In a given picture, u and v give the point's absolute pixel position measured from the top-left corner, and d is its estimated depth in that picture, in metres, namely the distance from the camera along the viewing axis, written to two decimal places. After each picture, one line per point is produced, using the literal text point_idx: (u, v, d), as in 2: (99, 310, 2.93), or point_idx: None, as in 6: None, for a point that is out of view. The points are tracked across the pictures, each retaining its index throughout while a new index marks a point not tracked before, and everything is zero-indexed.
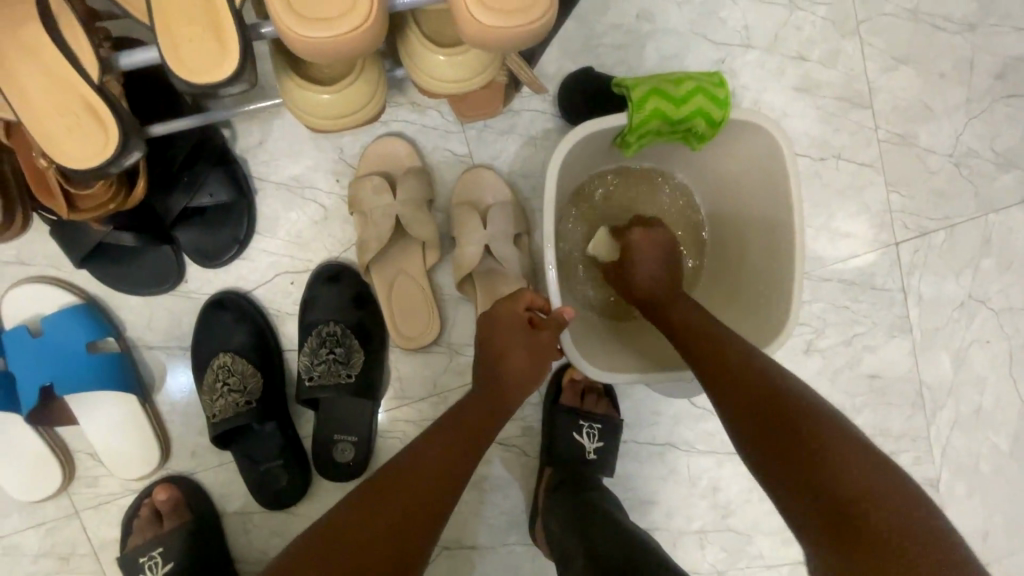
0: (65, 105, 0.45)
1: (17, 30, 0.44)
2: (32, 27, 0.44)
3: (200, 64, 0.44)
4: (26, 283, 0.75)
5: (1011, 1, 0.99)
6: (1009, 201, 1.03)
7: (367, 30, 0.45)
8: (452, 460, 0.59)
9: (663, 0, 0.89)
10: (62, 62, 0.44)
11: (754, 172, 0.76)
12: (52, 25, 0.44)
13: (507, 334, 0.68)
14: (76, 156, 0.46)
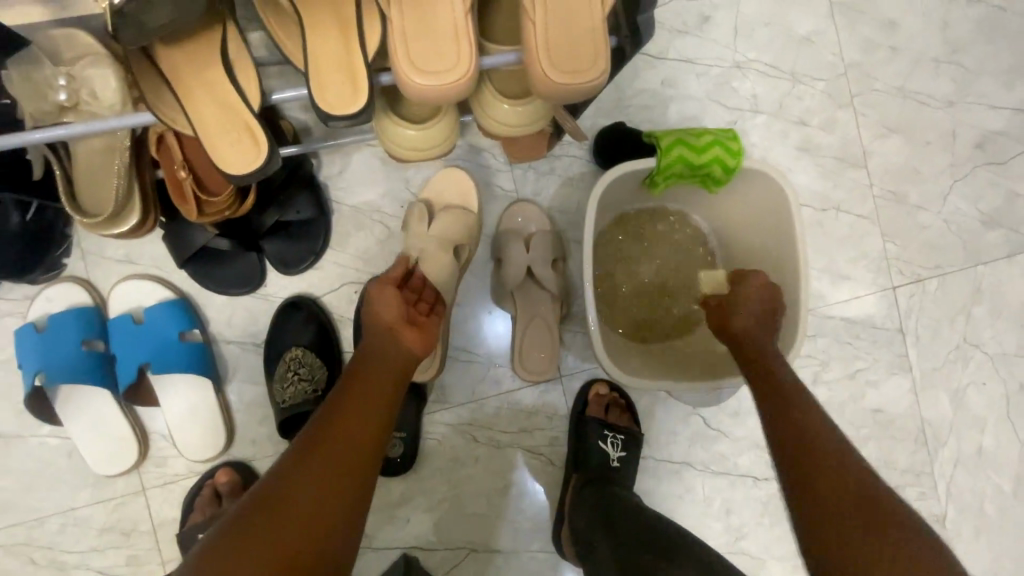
0: (231, 127, 0.58)
1: (204, 71, 0.58)
2: (215, 70, 0.58)
3: (337, 101, 0.58)
4: (133, 278, 0.87)
5: (987, 81, 1.13)
6: (995, 256, 1.14)
7: (462, 83, 0.59)
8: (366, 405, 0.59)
9: (684, 71, 1.04)
10: (233, 93, 0.58)
11: (763, 213, 0.89)
12: (229, 68, 0.59)
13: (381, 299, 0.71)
14: (234, 165, 0.58)
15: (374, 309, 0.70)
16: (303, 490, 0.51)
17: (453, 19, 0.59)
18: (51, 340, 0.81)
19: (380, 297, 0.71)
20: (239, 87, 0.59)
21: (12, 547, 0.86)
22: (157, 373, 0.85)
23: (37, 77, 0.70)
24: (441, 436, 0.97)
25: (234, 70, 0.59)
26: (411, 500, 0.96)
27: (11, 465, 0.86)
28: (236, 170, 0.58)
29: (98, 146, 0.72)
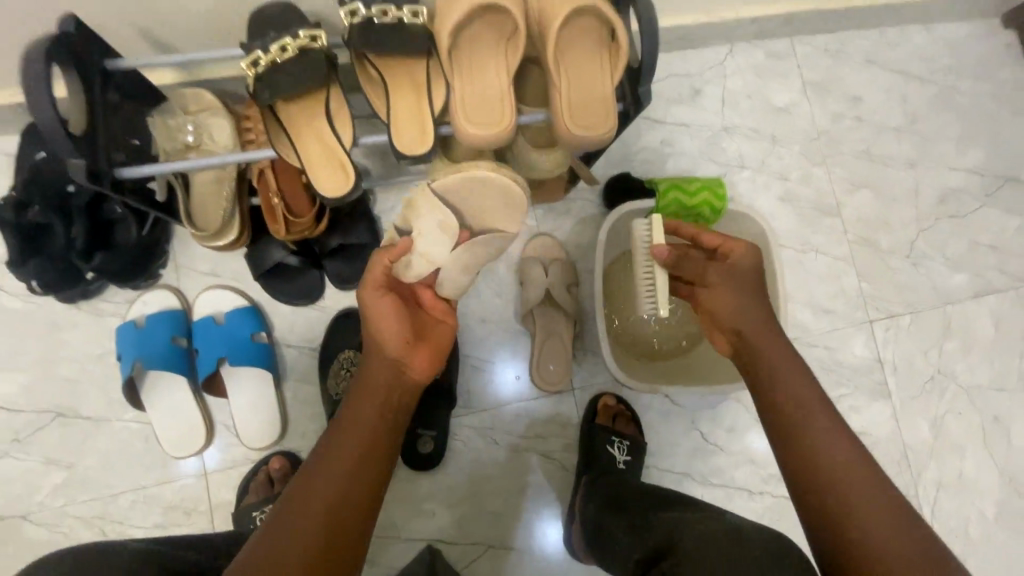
0: (330, 162, 0.77)
1: (312, 120, 0.77)
2: (320, 120, 0.77)
3: (409, 145, 0.78)
4: (216, 287, 1.03)
5: (945, 146, 1.31)
6: (962, 296, 1.28)
7: (502, 135, 0.77)
8: (371, 442, 0.62)
9: (680, 132, 1.24)
10: (332, 137, 0.77)
11: (745, 248, 1.06)
12: (330, 118, 0.77)
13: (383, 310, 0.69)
14: (327, 189, 0.76)
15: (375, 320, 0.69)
16: (313, 510, 0.56)
17: (500, 88, 0.78)
18: (147, 335, 0.97)
19: (384, 311, 0.69)
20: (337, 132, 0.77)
21: (88, 520, 0.98)
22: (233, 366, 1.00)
23: (172, 124, 0.89)
24: (466, 438, 1.09)
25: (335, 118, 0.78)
26: (437, 496, 1.07)
27: (95, 446, 0.99)
28: (329, 192, 0.76)
29: (212, 177, 0.92)
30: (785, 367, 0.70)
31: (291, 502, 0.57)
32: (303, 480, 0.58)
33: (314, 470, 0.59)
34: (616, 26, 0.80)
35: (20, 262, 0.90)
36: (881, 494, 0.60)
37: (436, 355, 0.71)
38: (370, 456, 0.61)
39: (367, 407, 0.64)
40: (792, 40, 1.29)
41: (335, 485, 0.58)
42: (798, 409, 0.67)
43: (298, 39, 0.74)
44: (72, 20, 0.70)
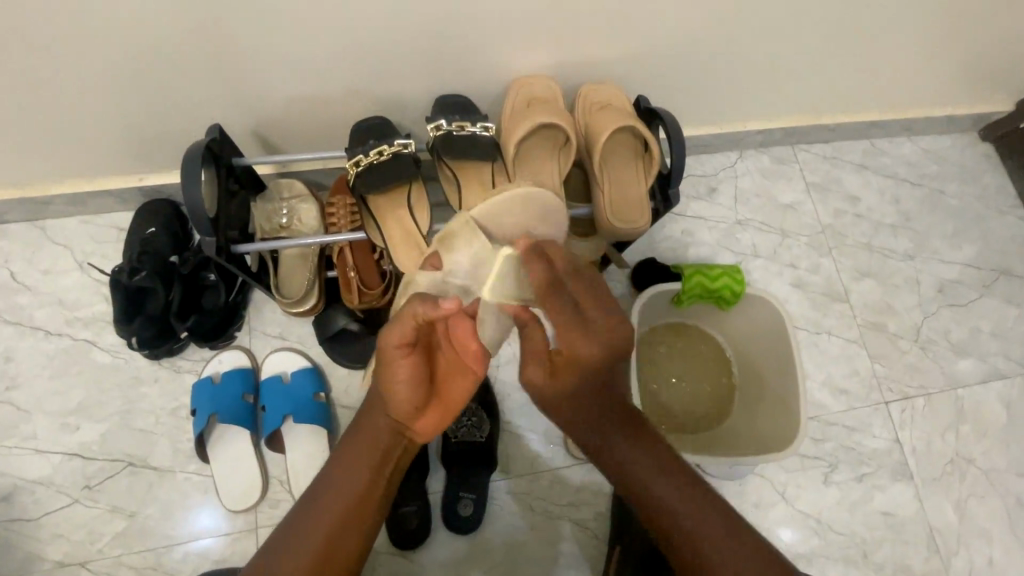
0: (408, 241, 0.99)
1: (395, 208, 0.99)
2: (401, 209, 0.99)
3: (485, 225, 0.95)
4: (284, 349, 1.14)
5: (939, 241, 1.45)
6: (971, 380, 1.35)
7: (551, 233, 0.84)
8: (354, 500, 0.75)
9: (698, 224, 1.39)
10: (412, 222, 0.99)
11: (767, 328, 1.16)
12: (411, 207, 0.99)
13: (398, 363, 0.72)
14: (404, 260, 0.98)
15: (387, 372, 0.73)
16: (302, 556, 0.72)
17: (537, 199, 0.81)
18: (221, 391, 1.07)
19: (398, 372, 0.72)
20: (415, 218, 1.00)
21: (142, 570, 1.02)
22: (295, 423, 1.08)
23: (269, 209, 1.08)
24: (503, 503, 1.13)
25: (414, 207, 1.00)
26: (473, 562, 1.10)
27: (157, 496, 1.06)
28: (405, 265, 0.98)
29: (297, 252, 1.08)
30: (621, 446, 0.78)
31: (285, 539, 0.74)
32: (297, 523, 0.75)
33: (305, 513, 0.75)
34: (650, 142, 0.97)
35: (126, 321, 1.02)
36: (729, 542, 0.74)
37: (444, 411, 0.77)
38: (354, 511, 0.75)
39: (358, 464, 0.76)
40: (794, 148, 1.47)
41: (318, 549, 0.73)
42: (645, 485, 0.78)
43: (392, 146, 0.96)
44: (217, 129, 0.93)
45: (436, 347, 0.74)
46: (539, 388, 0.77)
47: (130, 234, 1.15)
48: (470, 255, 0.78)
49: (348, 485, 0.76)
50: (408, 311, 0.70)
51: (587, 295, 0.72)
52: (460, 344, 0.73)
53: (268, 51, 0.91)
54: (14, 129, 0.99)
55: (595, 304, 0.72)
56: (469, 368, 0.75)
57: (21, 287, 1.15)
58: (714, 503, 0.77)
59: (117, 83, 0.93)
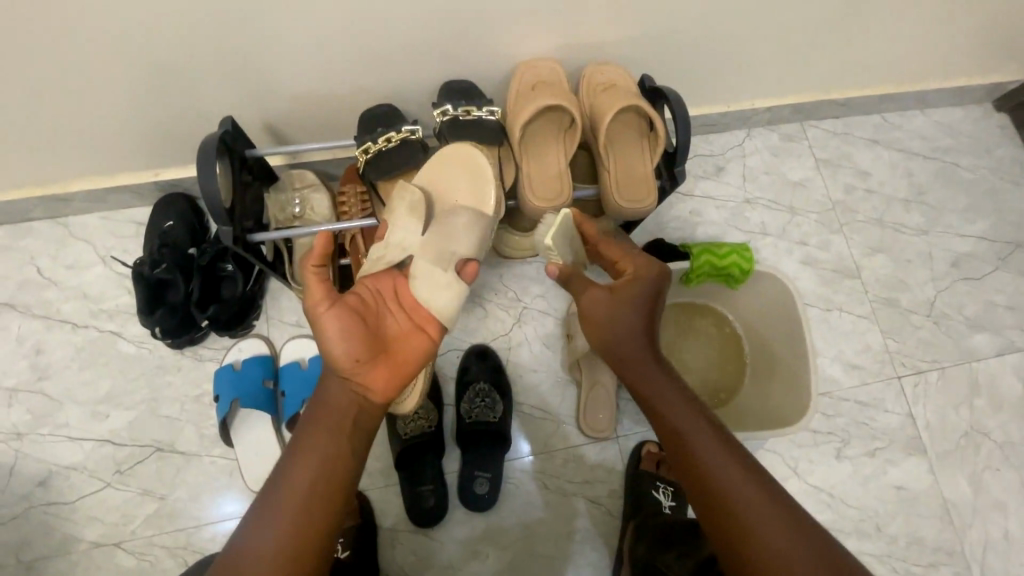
0: None
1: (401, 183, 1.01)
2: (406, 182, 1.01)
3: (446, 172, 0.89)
4: (302, 336, 1.17)
5: (952, 215, 1.43)
6: (986, 354, 1.34)
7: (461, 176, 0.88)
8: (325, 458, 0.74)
9: (706, 204, 1.39)
10: None
11: (778, 303, 1.16)
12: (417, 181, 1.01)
13: (329, 321, 0.74)
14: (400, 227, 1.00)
15: (324, 334, 0.75)
16: (276, 514, 0.71)
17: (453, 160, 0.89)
18: (242, 379, 1.10)
19: (330, 328, 0.74)
20: None
21: (174, 550, 1.07)
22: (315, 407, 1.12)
23: (281, 199, 1.10)
24: (518, 480, 1.16)
25: None
26: (490, 540, 1.13)
27: (185, 479, 1.10)
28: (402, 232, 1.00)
29: (310, 241, 1.10)
30: (655, 374, 0.82)
31: (265, 510, 0.72)
32: (276, 484, 0.73)
33: (279, 480, 0.73)
34: (654, 120, 0.98)
35: (148, 311, 1.05)
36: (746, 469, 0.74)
37: (394, 371, 0.78)
38: (329, 462, 0.74)
39: (323, 424, 0.75)
40: (803, 124, 1.46)
41: (291, 506, 0.71)
42: (673, 414, 0.80)
43: (400, 133, 0.97)
44: (230, 122, 0.96)
45: (374, 312, 0.79)
46: (602, 303, 0.83)
47: (149, 229, 1.18)
48: (408, 209, 0.83)
49: (316, 440, 0.74)
50: (307, 261, 0.76)
51: (618, 249, 0.90)
52: (403, 303, 0.81)
53: (275, 45, 0.93)
54: (34, 129, 1.02)
55: (626, 255, 0.90)
56: (418, 327, 0.80)
57: (48, 282, 1.19)
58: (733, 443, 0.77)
59: (129, 81, 0.95)
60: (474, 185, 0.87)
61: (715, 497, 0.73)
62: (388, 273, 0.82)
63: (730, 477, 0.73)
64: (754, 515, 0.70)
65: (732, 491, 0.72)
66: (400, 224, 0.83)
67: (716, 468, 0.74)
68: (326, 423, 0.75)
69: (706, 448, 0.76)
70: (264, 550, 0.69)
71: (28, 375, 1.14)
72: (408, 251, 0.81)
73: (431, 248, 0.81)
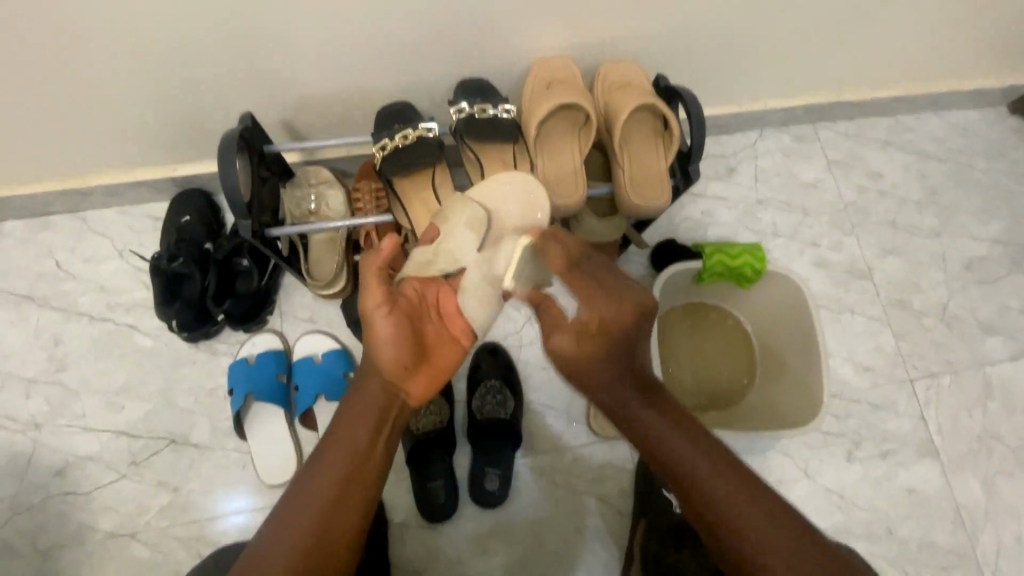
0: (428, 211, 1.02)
1: (423, 182, 1.02)
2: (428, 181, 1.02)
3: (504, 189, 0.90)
4: (315, 331, 1.18)
5: (966, 218, 1.42)
6: (999, 357, 1.33)
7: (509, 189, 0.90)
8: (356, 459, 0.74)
9: (718, 204, 1.39)
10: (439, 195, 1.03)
11: (790, 303, 1.16)
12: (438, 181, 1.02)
13: (381, 325, 0.74)
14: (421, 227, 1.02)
15: (371, 336, 0.74)
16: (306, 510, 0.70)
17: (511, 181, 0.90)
18: (256, 372, 1.11)
19: (382, 333, 0.74)
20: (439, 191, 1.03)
21: (188, 541, 1.08)
22: (328, 401, 1.13)
23: (298, 194, 1.12)
24: (528, 477, 1.16)
25: (439, 187, 1.03)
26: (499, 537, 1.13)
27: (199, 471, 1.11)
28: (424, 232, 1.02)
29: (325, 236, 1.11)
30: (633, 403, 0.79)
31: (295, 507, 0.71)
32: (306, 479, 0.73)
33: (311, 476, 0.72)
34: (669, 119, 0.98)
35: (165, 303, 1.07)
36: (744, 495, 0.72)
37: (432, 378, 0.78)
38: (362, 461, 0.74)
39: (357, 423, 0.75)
40: (816, 125, 1.46)
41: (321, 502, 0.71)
42: (663, 442, 0.76)
43: (416, 130, 0.98)
44: (249, 117, 0.97)
45: (420, 317, 0.79)
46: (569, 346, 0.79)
47: (166, 221, 1.19)
48: (466, 222, 0.86)
49: (350, 439, 0.74)
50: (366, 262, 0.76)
51: (585, 286, 0.77)
52: (446, 312, 0.82)
53: (295, 41, 0.94)
54: (56, 123, 1.03)
55: (595, 293, 0.77)
56: (457, 337, 0.81)
57: (67, 275, 1.21)
58: (735, 467, 0.75)
59: (151, 76, 0.96)
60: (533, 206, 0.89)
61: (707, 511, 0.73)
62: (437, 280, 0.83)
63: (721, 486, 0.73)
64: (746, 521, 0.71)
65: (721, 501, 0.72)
66: (456, 235, 0.86)
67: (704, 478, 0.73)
68: (362, 423, 0.75)
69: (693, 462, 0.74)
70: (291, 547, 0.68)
71: (46, 366, 1.16)
72: (463, 263, 0.84)
73: (483, 265, 0.85)
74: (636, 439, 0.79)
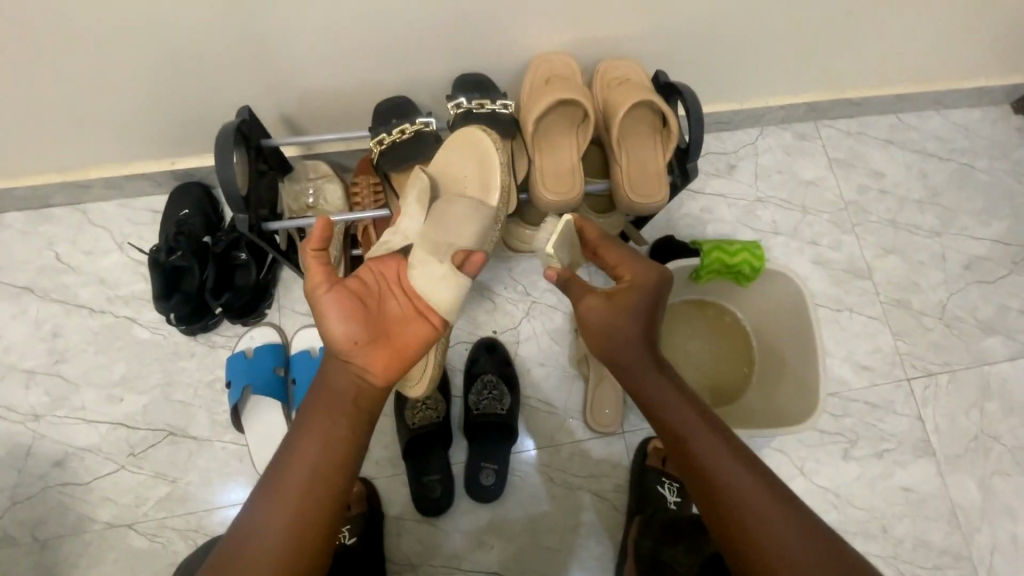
0: None
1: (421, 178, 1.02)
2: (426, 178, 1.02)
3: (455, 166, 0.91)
4: (313, 325, 1.18)
5: (967, 217, 1.42)
6: (998, 357, 1.33)
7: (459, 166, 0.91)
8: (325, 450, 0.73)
9: (718, 202, 1.39)
10: None
11: (787, 302, 1.15)
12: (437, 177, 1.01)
13: (328, 304, 0.75)
14: None
15: (321, 316, 0.75)
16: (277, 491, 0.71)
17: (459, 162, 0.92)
18: (253, 365, 1.12)
19: (330, 312, 0.75)
20: None
21: (185, 532, 1.09)
22: None
23: (297, 188, 1.13)
24: (524, 473, 1.17)
25: None
26: (495, 531, 1.14)
27: (197, 463, 1.12)
28: None
29: None
30: (651, 373, 0.81)
31: (265, 499, 0.71)
32: (278, 462, 0.73)
33: (281, 458, 0.73)
34: (668, 115, 0.98)
35: (163, 297, 1.06)
36: (752, 483, 0.72)
37: (394, 356, 0.76)
38: (329, 442, 0.73)
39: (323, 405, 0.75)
40: (817, 123, 1.45)
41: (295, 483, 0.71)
42: (679, 426, 0.78)
43: (414, 125, 0.98)
44: (247, 111, 0.97)
45: (374, 296, 0.79)
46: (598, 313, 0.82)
47: (165, 215, 1.20)
48: (417, 195, 0.86)
49: (315, 421, 0.74)
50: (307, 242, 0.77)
51: (619, 256, 0.86)
52: (405, 288, 0.80)
53: (293, 36, 0.93)
54: (56, 117, 1.04)
55: (626, 263, 0.85)
56: (419, 314, 0.80)
57: (66, 267, 1.21)
58: (741, 453, 0.75)
59: (151, 71, 0.97)
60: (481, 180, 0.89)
61: (715, 498, 0.73)
62: (392, 259, 0.83)
63: (728, 472, 0.73)
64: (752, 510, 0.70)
65: (730, 487, 0.72)
66: (409, 211, 0.85)
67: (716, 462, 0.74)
68: (326, 405, 0.75)
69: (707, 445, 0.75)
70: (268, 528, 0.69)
71: (45, 358, 1.17)
72: (410, 238, 0.83)
73: (430, 241, 0.81)
74: (652, 411, 0.80)
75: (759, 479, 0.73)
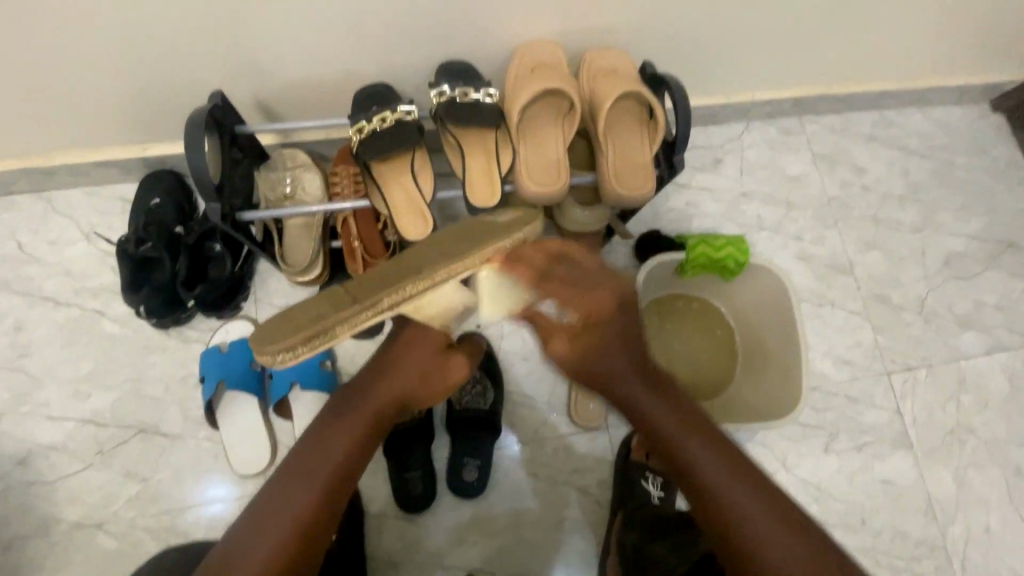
0: (412, 211, 1.00)
1: (400, 176, 1.00)
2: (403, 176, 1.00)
3: (533, 170, 0.99)
4: None
5: (946, 214, 1.43)
6: (974, 352, 1.35)
7: (539, 172, 0.99)
8: (338, 476, 0.74)
9: (703, 196, 1.38)
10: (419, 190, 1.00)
11: (768, 297, 1.16)
12: (416, 172, 1.00)
13: (413, 345, 0.82)
14: (409, 230, 0.99)
15: (401, 352, 0.81)
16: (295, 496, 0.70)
17: (543, 161, 1.00)
18: (228, 360, 1.08)
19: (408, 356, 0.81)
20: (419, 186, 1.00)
21: (157, 532, 1.05)
22: (302, 390, 1.10)
23: (273, 177, 1.08)
24: (508, 469, 1.15)
25: (418, 173, 1.01)
26: (478, 528, 1.13)
27: (169, 461, 1.09)
28: (411, 235, 0.99)
29: (301, 222, 1.08)
30: (652, 403, 0.79)
31: (281, 498, 0.70)
32: (300, 464, 0.73)
33: (305, 462, 0.73)
34: (655, 107, 0.97)
35: (133, 289, 1.04)
36: (750, 488, 0.72)
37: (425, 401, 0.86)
38: (353, 461, 0.75)
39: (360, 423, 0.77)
40: (802, 119, 1.45)
41: (312, 491, 0.71)
42: (670, 438, 0.77)
43: (395, 113, 0.96)
44: (219, 96, 0.94)
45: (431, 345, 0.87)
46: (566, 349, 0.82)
47: (135, 204, 1.15)
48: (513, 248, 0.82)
49: (347, 437, 0.75)
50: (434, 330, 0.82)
51: (570, 289, 0.78)
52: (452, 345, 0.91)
53: (266, 19, 0.90)
54: (17, 99, 0.98)
55: (579, 293, 0.78)
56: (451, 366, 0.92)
57: (30, 258, 1.16)
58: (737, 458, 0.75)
59: (118, 53, 0.92)
60: (539, 178, 0.99)
61: (716, 510, 0.72)
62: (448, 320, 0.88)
63: (722, 481, 0.73)
64: (755, 521, 0.69)
65: (727, 497, 0.72)
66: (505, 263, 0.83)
67: (711, 475, 0.73)
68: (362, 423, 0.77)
69: (699, 456, 0.75)
70: (274, 533, 0.68)
71: (8, 352, 1.12)
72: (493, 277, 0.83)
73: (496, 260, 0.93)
74: (649, 437, 0.80)
75: (757, 484, 0.73)
